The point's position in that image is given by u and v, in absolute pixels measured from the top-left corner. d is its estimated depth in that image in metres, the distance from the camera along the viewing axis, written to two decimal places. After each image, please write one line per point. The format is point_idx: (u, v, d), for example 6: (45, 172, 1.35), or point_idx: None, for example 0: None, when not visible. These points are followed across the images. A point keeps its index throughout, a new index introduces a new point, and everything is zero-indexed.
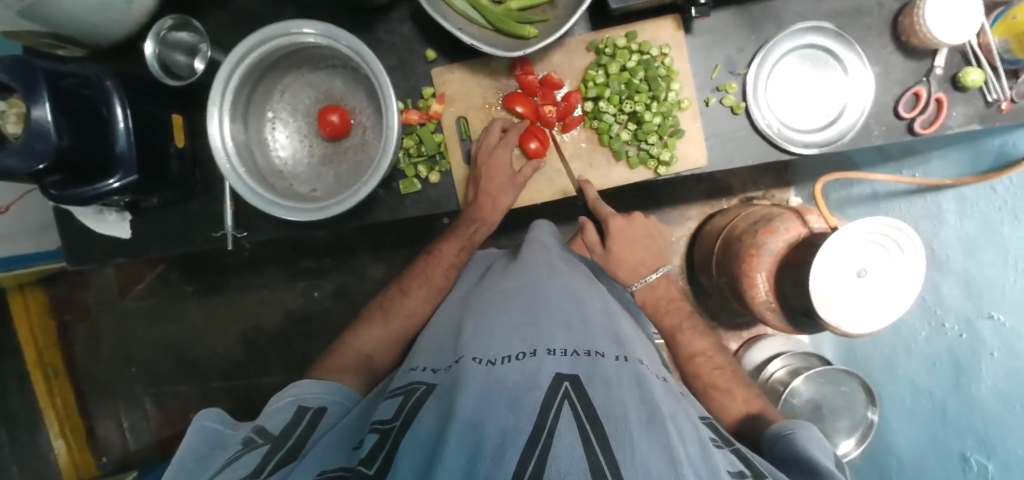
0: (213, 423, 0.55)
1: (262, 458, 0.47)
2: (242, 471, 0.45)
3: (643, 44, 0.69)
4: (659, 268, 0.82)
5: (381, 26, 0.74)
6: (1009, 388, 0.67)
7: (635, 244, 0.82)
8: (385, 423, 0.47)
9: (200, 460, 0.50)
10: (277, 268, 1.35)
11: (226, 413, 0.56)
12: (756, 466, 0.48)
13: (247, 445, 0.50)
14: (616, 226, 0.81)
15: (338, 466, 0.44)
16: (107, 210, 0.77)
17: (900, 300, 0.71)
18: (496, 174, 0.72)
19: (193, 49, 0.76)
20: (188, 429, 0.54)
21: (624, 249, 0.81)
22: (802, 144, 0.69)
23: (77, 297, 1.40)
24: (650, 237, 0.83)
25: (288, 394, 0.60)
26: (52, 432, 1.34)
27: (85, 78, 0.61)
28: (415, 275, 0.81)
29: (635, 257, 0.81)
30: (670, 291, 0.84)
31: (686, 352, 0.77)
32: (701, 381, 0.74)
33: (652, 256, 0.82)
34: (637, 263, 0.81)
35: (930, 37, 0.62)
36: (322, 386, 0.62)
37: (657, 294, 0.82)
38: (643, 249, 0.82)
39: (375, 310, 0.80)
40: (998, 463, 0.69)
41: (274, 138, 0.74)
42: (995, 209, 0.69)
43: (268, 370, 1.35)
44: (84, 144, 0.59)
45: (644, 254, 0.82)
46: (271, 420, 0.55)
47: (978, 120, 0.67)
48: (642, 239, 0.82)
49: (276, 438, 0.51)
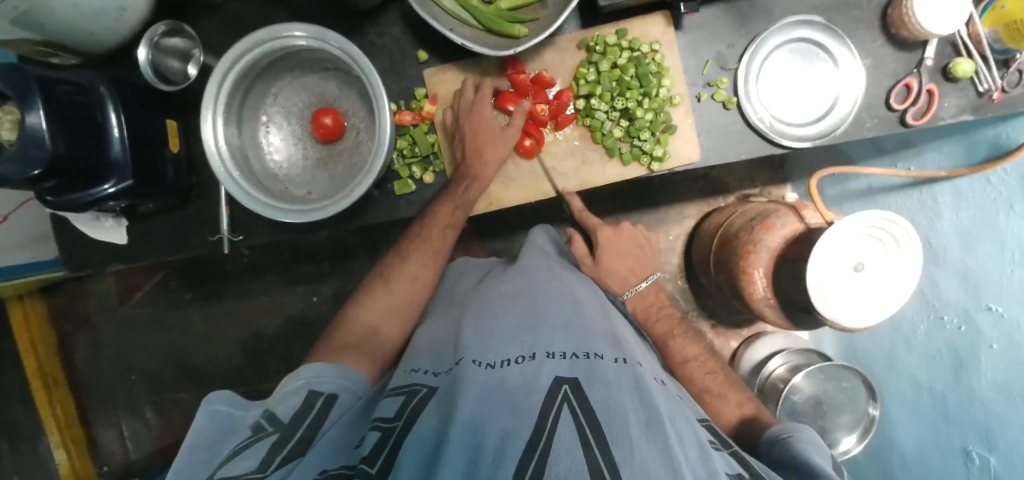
0: (224, 407, 0.53)
1: (270, 450, 0.47)
2: (248, 463, 0.44)
3: (633, 41, 0.70)
4: (649, 277, 0.85)
5: (373, 29, 0.75)
6: (1009, 379, 0.66)
7: (625, 254, 0.85)
8: (388, 422, 0.47)
9: (210, 449, 0.49)
10: (275, 274, 1.35)
11: (235, 394, 0.55)
12: (755, 468, 0.48)
13: (256, 434, 0.49)
14: (605, 235, 0.85)
15: (341, 464, 0.45)
16: (104, 217, 0.77)
17: (898, 294, 0.70)
18: (484, 173, 0.73)
19: (186, 55, 0.76)
20: (198, 413, 0.53)
21: (615, 259, 0.85)
22: (794, 138, 0.69)
23: (76, 306, 1.40)
24: (638, 247, 0.87)
25: (300, 377, 0.59)
26: (53, 442, 1.33)
27: (78, 84, 0.62)
28: (413, 255, 0.77)
29: (626, 266, 0.85)
30: (660, 299, 0.85)
31: (685, 352, 0.77)
32: (699, 383, 0.74)
33: (641, 265, 0.86)
34: (628, 272, 0.84)
35: (919, 27, 0.62)
36: (333, 370, 0.60)
37: (647, 301, 0.84)
38: (632, 259, 0.85)
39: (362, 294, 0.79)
40: (1000, 456, 0.68)
41: (268, 142, 0.75)
42: (990, 200, 0.69)
43: (270, 376, 1.35)
44: (77, 150, 0.59)
45: (633, 263, 0.85)
46: (282, 406, 0.54)
47: (970, 110, 0.68)
48: (630, 250, 0.86)
49: (286, 427, 0.50)
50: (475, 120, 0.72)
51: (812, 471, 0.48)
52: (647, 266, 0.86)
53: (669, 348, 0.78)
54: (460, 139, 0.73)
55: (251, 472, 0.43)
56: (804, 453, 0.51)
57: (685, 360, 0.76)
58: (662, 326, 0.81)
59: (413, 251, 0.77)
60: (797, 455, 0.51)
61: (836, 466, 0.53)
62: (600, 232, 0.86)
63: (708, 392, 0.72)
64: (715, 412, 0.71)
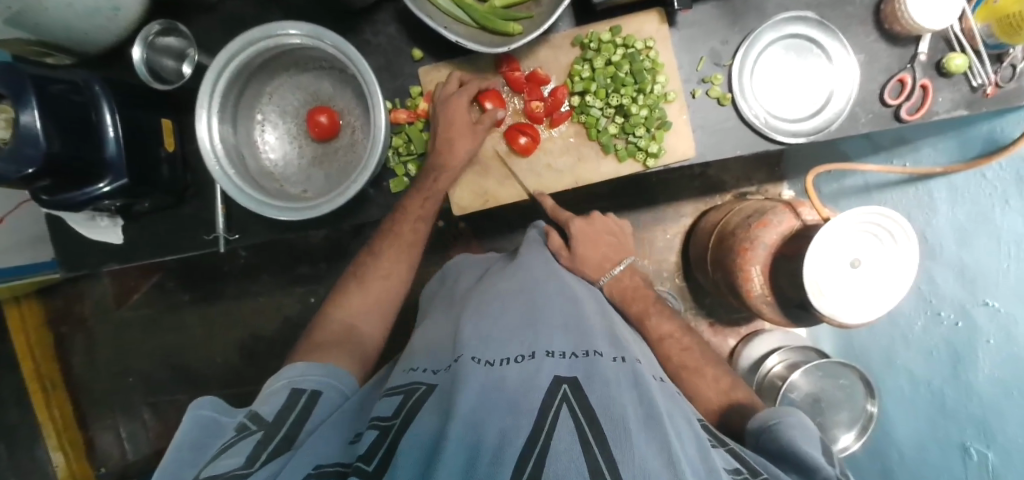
0: (208, 412, 0.53)
1: (255, 448, 0.47)
2: (235, 460, 0.44)
3: (627, 38, 0.70)
4: (623, 262, 0.85)
5: (368, 28, 0.75)
6: (1007, 375, 0.66)
7: (599, 242, 0.84)
8: (385, 420, 0.47)
9: (196, 451, 0.49)
10: (272, 275, 1.35)
11: (219, 400, 0.55)
12: (750, 462, 0.48)
13: (241, 432, 0.49)
14: (578, 227, 0.84)
15: (335, 460, 0.44)
16: (99, 216, 0.77)
17: (895, 290, 0.70)
18: (449, 164, 0.72)
19: (181, 54, 0.77)
20: (183, 418, 0.52)
21: (589, 248, 0.83)
22: (789, 134, 0.69)
23: (73, 308, 1.39)
24: (612, 234, 0.86)
25: (283, 377, 0.59)
26: (50, 444, 1.32)
27: (73, 83, 0.61)
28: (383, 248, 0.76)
29: (600, 254, 0.84)
30: (636, 281, 0.85)
31: (661, 328, 0.77)
32: (675, 359, 0.73)
33: (614, 251, 0.85)
34: (602, 258, 0.84)
35: (913, 23, 0.63)
36: (315, 368, 0.60)
37: (623, 285, 0.83)
38: (607, 246, 0.85)
39: (345, 285, 0.77)
40: (999, 451, 0.68)
41: (264, 141, 0.75)
42: (985, 195, 0.69)
43: (267, 377, 1.35)
44: (73, 150, 0.59)
45: (608, 250, 0.85)
46: (266, 406, 0.54)
47: (964, 106, 0.68)
48: (604, 237, 0.85)
49: (270, 425, 0.50)
50: (448, 111, 0.70)
51: (805, 463, 0.48)
52: (621, 251, 0.86)
53: (645, 326, 0.78)
54: (434, 128, 0.72)
55: (237, 468, 0.43)
56: (794, 441, 0.51)
57: (661, 337, 0.76)
58: (639, 304, 0.81)
59: (385, 249, 0.76)
60: (787, 443, 0.51)
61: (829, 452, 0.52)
62: (573, 223, 0.84)
63: (685, 368, 0.72)
64: (691, 387, 0.70)
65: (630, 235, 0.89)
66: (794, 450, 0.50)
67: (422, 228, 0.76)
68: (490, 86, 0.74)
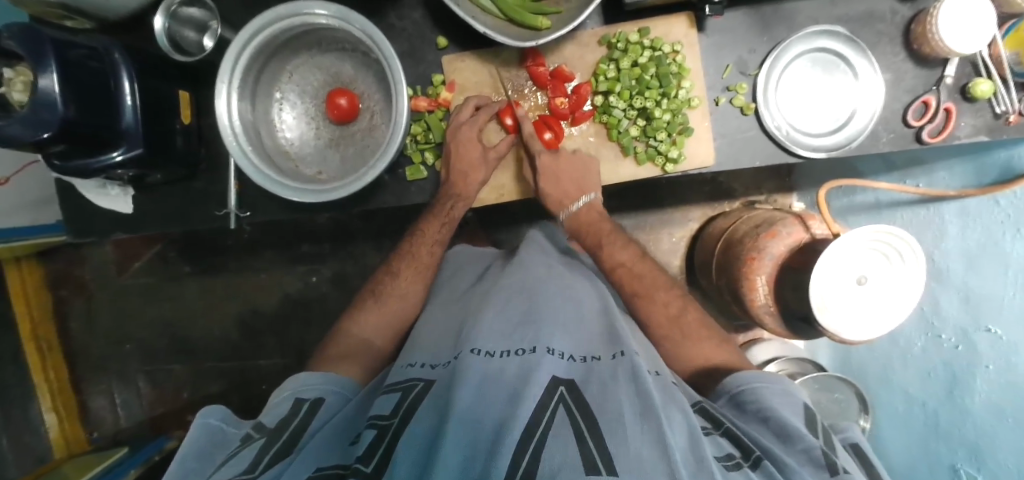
0: (217, 422, 0.54)
1: (258, 454, 0.47)
2: (239, 467, 0.45)
3: (655, 40, 0.70)
4: (584, 198, 0.77)
5: (393, 12, 0.74)
6: (1007, 403, 0.67)
7: (562, 178, 0.74)
8: (384, 419, 0.47)
9: (201, 459, 0.49)
10: (276, 252, 1.35)
11: (228, 411, 0.56)
12: (745, 440, 0.48)
13: (244, 441, 0.51)
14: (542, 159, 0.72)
15: (334, 463, 0.43)
16: (110, 185, 0.77)
17: (899, 309, 0.70)
18: (460, 184, 0.73)
19: (203, 25, 0.76)
20: (191, 426, 0.53)
21: (551, 187, 0.75)
22: (810, 148, 0.69)
23: (75, 272, 1.39)
24: (579, 169, 0.74)
25: (288, 388, 0.61)
26: (44, 406, 1.33)
27: (93, 49, 0.60)
28: (399, 257, 0.83)
29: (560, 192, 0.75)
30: (591, 215, 0.79)
31: (615, 259, 0.76)
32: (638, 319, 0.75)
33: (578, 186, 0.76)
34: (561, 195, 0.77)
35: (942, 45, 0.62)
36: (316, 378, 0.62)
37: (579, 220, 0.79)
38: (570, 183, 0.75)
39: (358, 299, 0.82)
40: (987, 473, 0.71)
41: (281, 118, 0.74)
42: (996, 222, 0.69)
43: (265, 353, 1.36)
44: (90, 118, 0.58)
45: (571, 188, 0.76)
46: (270, 415, 0.55)
47: (985, 131, 0.67)
48: (569, 169, 0.74)
49: (272, 432, 0.52)
50: (462, 137, 0.72)
51: (786, 429, 0.49)
52: (585, 187, 0.76)
53: None
54: (445, 154, 0.74)
55: (241, 474, 0.44)
56: (774, 409, 0.52)
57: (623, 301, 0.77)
58: (592, 237, 0.78)
59: (398, 269, 0.81)
60: (768, 410, 0.52)
61: (808, 415, 0.53)
62: (540, 169, 0.73)
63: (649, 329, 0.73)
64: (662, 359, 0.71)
65: (598, 181, 0.75)
66: (775, 416, 0.51)
67: (438, 250, 0.82)
68: (506, 105, 0.75)
